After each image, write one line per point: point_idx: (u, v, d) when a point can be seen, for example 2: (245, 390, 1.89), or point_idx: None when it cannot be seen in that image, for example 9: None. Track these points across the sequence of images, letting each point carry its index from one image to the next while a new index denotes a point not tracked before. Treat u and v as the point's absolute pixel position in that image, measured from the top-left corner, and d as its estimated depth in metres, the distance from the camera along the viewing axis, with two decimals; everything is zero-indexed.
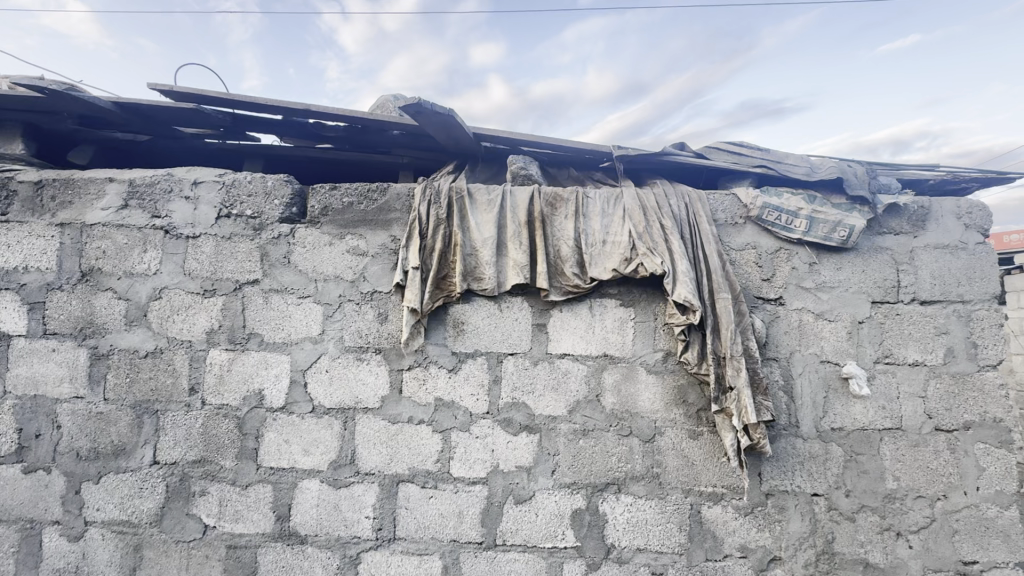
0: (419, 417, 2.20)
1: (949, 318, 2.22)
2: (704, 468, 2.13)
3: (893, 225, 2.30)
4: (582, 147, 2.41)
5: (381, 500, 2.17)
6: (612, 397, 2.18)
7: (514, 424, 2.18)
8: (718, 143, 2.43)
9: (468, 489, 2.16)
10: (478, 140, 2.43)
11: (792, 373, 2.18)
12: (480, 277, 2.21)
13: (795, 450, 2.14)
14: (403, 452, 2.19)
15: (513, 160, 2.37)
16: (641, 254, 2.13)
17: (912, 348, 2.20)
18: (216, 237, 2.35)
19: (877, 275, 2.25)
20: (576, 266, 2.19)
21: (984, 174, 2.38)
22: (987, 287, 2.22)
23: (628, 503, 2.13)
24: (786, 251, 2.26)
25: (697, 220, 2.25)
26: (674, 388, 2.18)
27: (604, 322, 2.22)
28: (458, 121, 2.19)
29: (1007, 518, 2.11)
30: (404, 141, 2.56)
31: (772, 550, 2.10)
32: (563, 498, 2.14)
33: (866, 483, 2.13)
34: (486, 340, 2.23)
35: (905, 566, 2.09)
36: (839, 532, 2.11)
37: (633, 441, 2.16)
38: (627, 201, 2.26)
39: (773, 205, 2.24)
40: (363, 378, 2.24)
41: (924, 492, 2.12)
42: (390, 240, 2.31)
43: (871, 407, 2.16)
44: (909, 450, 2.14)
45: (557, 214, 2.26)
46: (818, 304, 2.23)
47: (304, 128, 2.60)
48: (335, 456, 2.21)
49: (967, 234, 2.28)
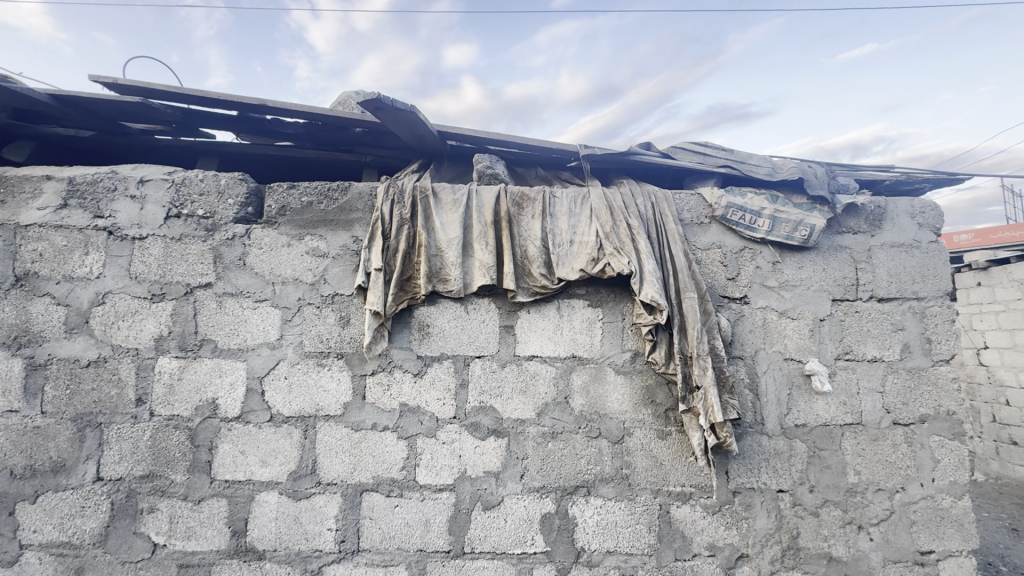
0: (383, 424, 2.13)
1: (905, 315, 2.28)
2: (672, 468, 2.13)
3: (852, 224, 2.35)
4: (548, 146, 2.39)
5: (344, 511, 2.09)
6: (581, 398, 2.16)
7: (481, 429, 2.13)
8: (684, 143, 2.44)
9: (435, 496, 2.10)
10: (443, 139, 2.38)
11: (757, 371, 2.20)
12: (446, 279, 2.15)
13: (761, 448, 2.16)
14: (366, 460, 2.11)
15: (478, 159, 2.33)
16: (608, 254, 2.11)
17: (871, 344, 2.25)
18: (165, 238, 2.23)
19: (837, 274, 2.29)
20: (543, 267, 2.16)
21: (936, 175, 2.46)
22: (940, 284, 2.30)
23: (597, 506, 2.11)
24: (750, 250, 2.28)
25: (663, 220, 2.25)
26: (642, 389, 2.17)
27: (572, 323, 2.20)
28: (421, 118, 2.14)
29: (961, 508, 2.18)
30: (366, 139, 2.48)
31: (739, 548, 2.11)
32: (532, 503, 2.10)
33: (829, 478, 2.16)
34: (452, 344, 2.17)
35: (867, 559, 2.13)
36: (804, 528, 2.13)
37: (602, 442, 2.14)
38: (594, 201, 2.25)
39: (737, 205, 2.26)
40: (324, 384, 2.15)
41: (883, 485, 2.17)
42: (351, 241, 2.23)
43: (833, 403, 2.21)
44: (869, 445, 2.19)
45: (524, 214, 2.23)
46: (782, 303, 2.26)
47: (261, 125, 2.49)
48: (295, 467, 2.11)
49: (921, 233, 2.36)
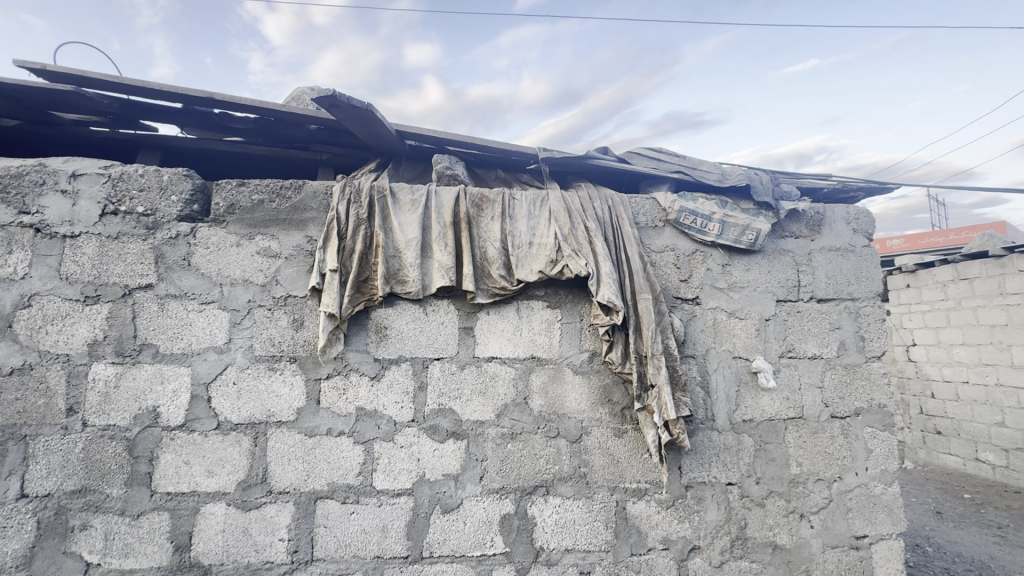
0: (339, 429, 2.08)
1: (842, 314, 2.43)
2: (628, 465, 2.18)
3: (794, 229, 2.48)
4: (508, 148, 2.41)
5: (297, 520, 2.02)
6: (540, 399, 2.18)
7: (440, 431, 2.12)
8: (639, 149, 2.51)
9: (393, 501, 2.06)
10: (401, 138, 2.35)
11: (708, 369, 2.29)
12: (404, 280, 2.12)
13: (711, 443, 2.24)
14: (321, 467, 2.05)
15: (438, 159, 2.31)
16: (566, 256, 2.15)
17: (811, 342, 2.39)
18: (100, 237, 2.09)
19: (781, 276, 2.42)
20: (503, 268, 2.17)
21: (868, 184, 2.64)
22: (871, 285, 2.47)
23: (556, 505, 2.13)
24: (701, 253, 2.37)
25: (619, 222, 2.31)
26: (599, 388, 2.21)
27: (531, 324, 2.22)
28: (378, 117, 2.10)
29: (891, 494, 2.35)
30: (322, 137, 2.42)
31: (692, 540, 2.18)
32: (491, 504, 2.10)
33: (773, 470, 2.28)
34: (411, 346, 2.15)
35: (808, 546, 2.26)
36: (751, 518, 2.24)
37: (560, 442, 2.16)
38: (552, 203, 2.28)
39: (689, 209, 2.34)
40: (276, 389, 2.08)
41: (823, 475, 2.31)
42: (305, 241, 2.17)
43: (778, 399, 2.32)
44: (810, 437, 2.32)
45: (483, 215, 2.23)
46: (731, 303, 2.36)
47: (209, 119, 2.38)
48: (244, 476, 2.03)
49: (855, 238, 2.52)
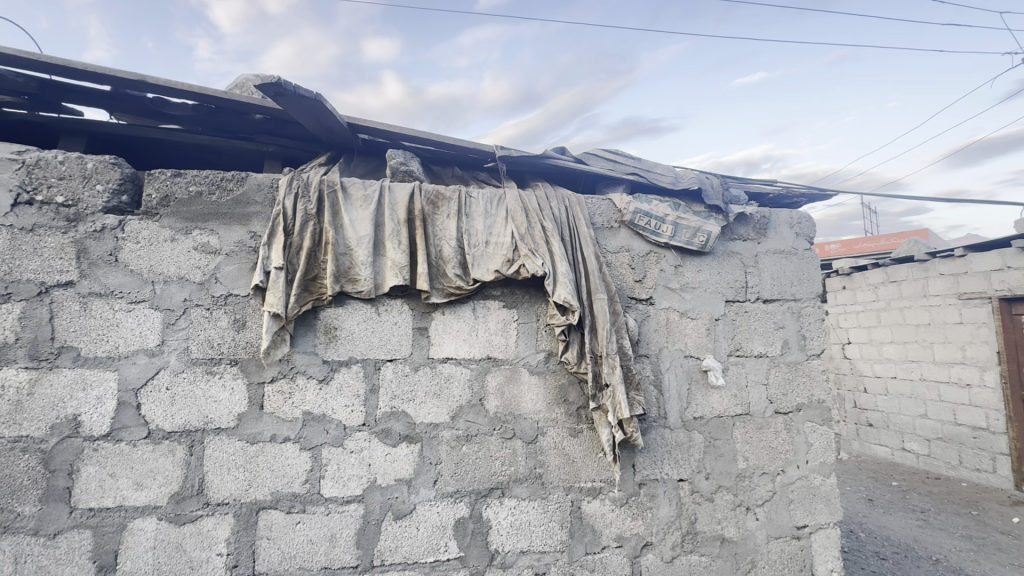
0: (284, 435, 1.97)
1: (785, 314, 2.54)
2: (583, 464, 2.19)
3: (742, 232, 2.57)
4: (465, 145, 2.36)
5: (237, 532, 1.90)
6: (496, 400, 2.15)
7: (392, 435, 2.05)
8: (595, 150, 2.53)
9: (342, 509, 1.98)
10: (353, 132, 2.26)
11: (661, 368, 2.33)
12: (355, 279, 2.04)
13: (664, 440, 2.29)
14: (264, 475, 1.94)
15: (392, 154, 2.24)
16: (522, 255, 2.13)
17: (757, 341, 2.48)
18: (13, 229, 1.89)
19: (730, 277, 2.50)
20: (458, 267, 2.12)
21: (810, 191, 2.77)
22: (812, 287, 2.60)
23: (511, 507, 2.11)
24: (655, 254, 2.41)
25: (576, 223, 2.31)
26: (555, 388, 2.21)
27: (487, 324, 2.19)
28: (328, 108, 2.01)
29: (829, 485, 2.47)
30: (268, 127, 2.29)
31: (644, 537, 2.22)
32: (445, 508, 2.05)
33: (722, 465, 2.35)
34: (362, 347, 2.07)
35: (753, 537, 2.34)
36: (701, 513, 2.29)
37: (516, 443, 2.14)
38: (509, 202, 2.25)
39: (643, 211, 2.38)
40: (214, 394, 1.95)
41: (767, 468, 2.40)
42: (248, 236, 2.05)
43: (726, 396, 2.40)
44: (756, 432, 2.41)
45: (439, 213, 2.18)
46: (683, 303, 2.41)
47: (141, 104, 2.20)
48: (178, 487, 1.89)
49: (798, 241, 2.65)
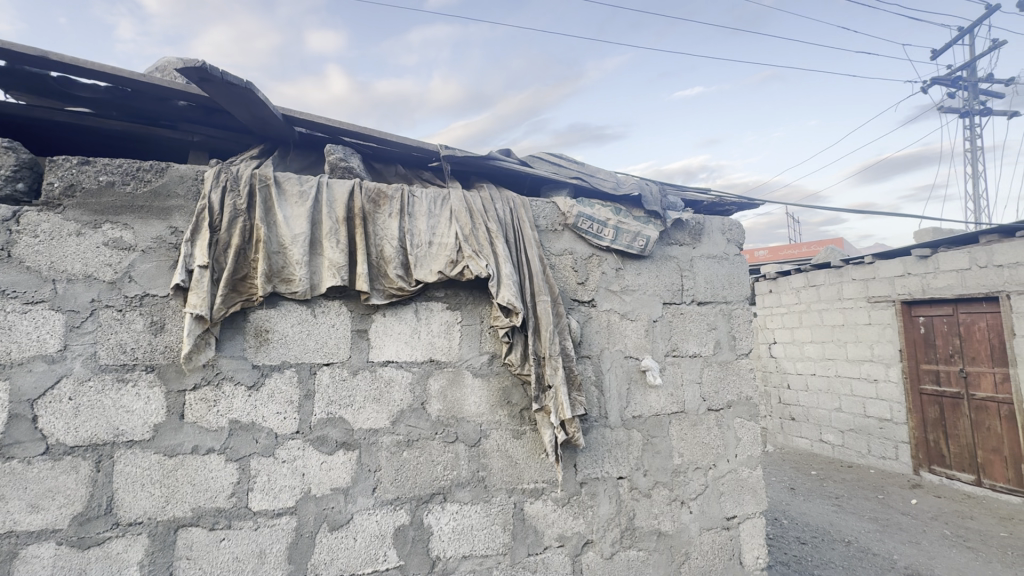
0: (207, 446, 1.84)
1: (717, 316, 2.68)
2: (525, 466, 2.19)
3: (679, 237, 2.68)
4: (409, 143, 2.31)
5: (152, 554, 1.75)
6: (438, 403, 2.12)
7: (328, 443, 1.96)
8: (540, 153, 2.55)
9: (272, 523, 1.87)
10: (288, 124, 2.15)
11: (602, 369, 2.38)
12: (289, 279, 1.94)
13: (605, 439, 2.34)
14: (184, 490, 1.80)
15: (330, 149, 2.15)
16: (466, 256, 2.10)
17: (692, 342, 2.60)
18: None
19: (667, 280, 2.60)
20: (400, 268, 2.07)
21: (740, 200, 2.94)
22: (741, 290, 2.76)
23: (453, 511, 2.07)
24: (597, 257, 2.47)
25: (521, 225, 2.32)
26: (498, 390, 2.20)
27: (430, 326, 2.15)
28: (261, 98, 1.90)
29: (755, 476, 2.63)
30: (193, 115, 2.13)
31: (585, 535, 2.25)
32: (384, 516, 1.99)
33: (659, 461, 2.43)
34: (296, 351, 1.97)
35: (687, 530, 2.44)
36: (639, 508, 2.36)
37: (459, 447, 2.12)
38: (454, 202, 2.22)
39: (586, 214, 2.43)
40: (126, 404, 1.78)
41: (700, 463, 2.52)
42: (168, 232, 1.90)
43: (663, 395, 2.49)
44: (690, 429, 2.52)
45: (380, 212, 2.11)
46: (623, 305, 2.48)
47: (43, 83, 1.96)
48: (81, 508, 1.71)
49: (728, 247, 2.80)
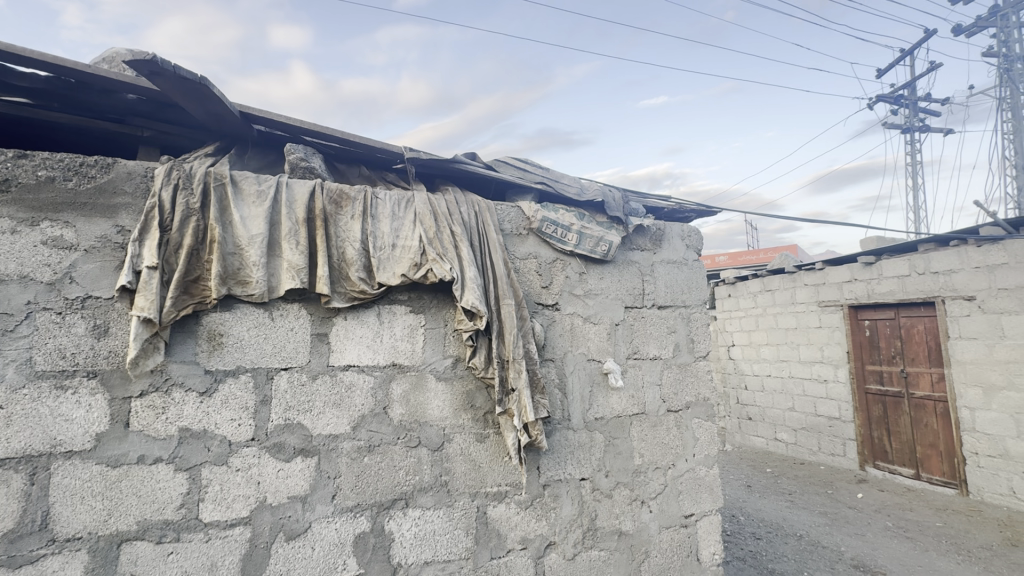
0: (154, 455, 1.75)
1: (677, 319, 2.76)
2: (488, 469, 2.19)
3: (641, 242, 2.75)
4: (372, 144, 2.28)
5: (92, 571, 1.65)
6: (401, 407, 2.09)
7: (286, 450, 1.91)
8: (506, 157, 2.57)
9: (225, 534, 1.80)
10: (246, 122, 2.08)
11: (565, 371, 2.41)
12: (245, 281, 1.88)
13: (568, 441, 2.36)
14: (128, 503, 1.71)
15: (291, 148, 2.10)
16: (430, 260, 2.09)
17: (652, 345, 2.67)
18: None
19: (629, 284, 2.66)
20: (362, 271, 2.04)
21: (699, 207, 3.04)
22: (699, 295, 2.86)
23: (415, 517, 2.05)
24: (561, 261, 2.50)
25: (485, 229, 2.33)
26: (462, 394, 2.20)
27: (393, 330, 2.12)
28: (216, 94, 1.83)
29: (711, 475, 2.72)
30: (144, 109, 2.04)
31: (548, 537, 2.27)
32: (344, 524, 1.95)
33: (620, 462, 2.48)
34: (252, 355, 1.91)
35: (647, 529, 2.50)
36: (601, 509, 2.40)
37: (421, 451, 2.10)
38: (418, 205, 2.21)
39: (550, 219, 2.46)
40: (65, 412, 1.68)
41: (660, 463, 2.58)
42: (115, 230, 1.81)
43: (625, 397, 2.54)
44: (650, 430, 2.58)
45: (342, 214, 2.08)
46: (586, 309, 2.52)
47: None
48: (12, 524, 1.59)
49: (687, 253, 2.90)
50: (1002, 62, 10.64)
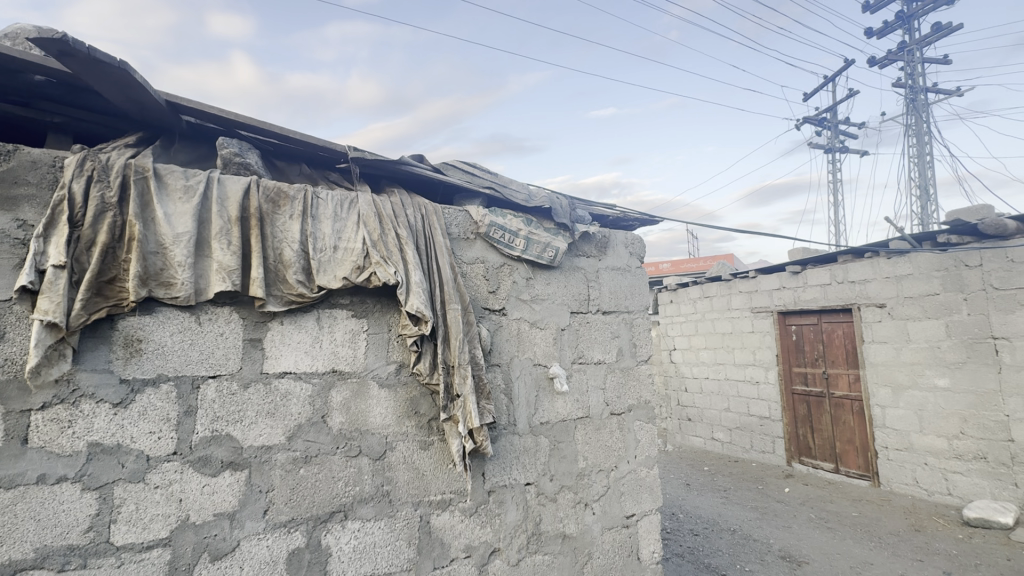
0: (58, 474, 1.59)
1: (620, 324, 2.84)
2: (432, 477, 2.15)
3: (586, 249, 2.81)
4: (314, 142, 2.20)
5: None
6: (341, 416, 2.01)
7: (212, 463, 1.79)
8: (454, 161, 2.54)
9: (140, 558, 1.65)
10: (174, 112, 1.95)
11: (511, 377, 2.41)
12: (169, 283, 1.75)
13: (513, 447, 2.36)
14: (24, 528, 1.53)
15: (223, 142, 1.98)
16: (374, 263, 2.03)
17: (597, 349, 2.72)
18: None
19: (575, 290, 2.71)
20: (301, 273, 1.95)
21: (643, 216, 3.15)
22: (641, 301, 2.96)
23: (355, 530, 1.97)
24: (508, 266, 2.51)
25: (432, 232, 2.29)
26: (406, 401, 2.15)
27: (333, 335, 2.04)
28: (140, 81, 1.70)
29: (652, 475, 2.81)
30: (53, 93, 1.85)
31: (492, 543, 2.25)
32: (276, 541, 1.84)
33: (565, 466, 2.51)
34: (176, 363, 1.78)
35: (590, 531, 2.54)
36: (545, 513, 2.42)
37: (362, 461, 2.02)
38: (362, 206, 2.15)
39: (498, 224, 2.46)
40: None
41: (603, 465, 2.64)
42: (14, 225, 1.63)
43: (570, 401, 2.58)
44: (594, 433, 2.64)
45: (280, 213, 1.98)
46: (533, 314, 2.54)
47: None
48: None
49: (631, 260, 2.99)
50: (909, 92, 11.78)
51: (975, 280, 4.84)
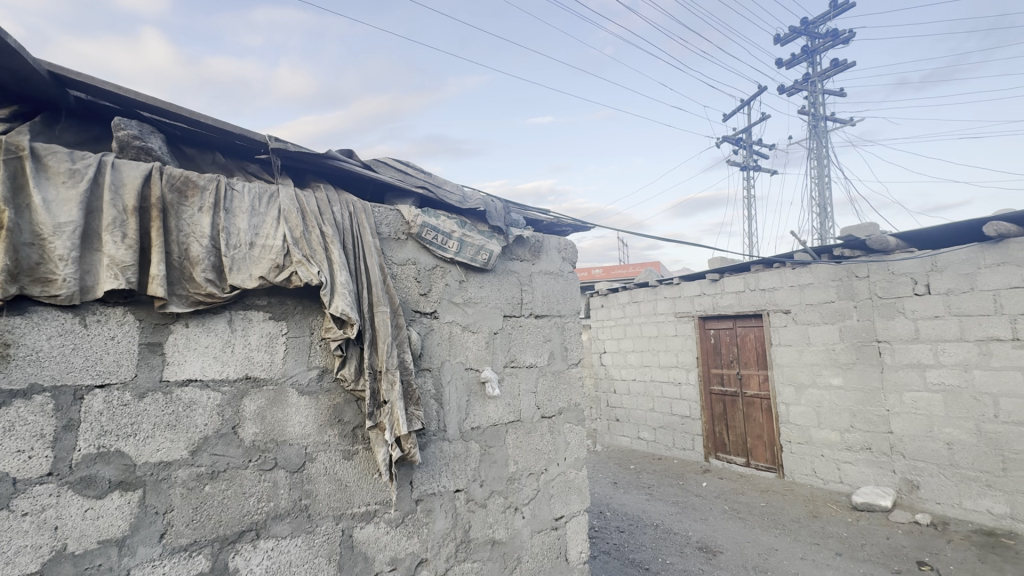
0: None
1: (552, 328, 2.87)
2: (355, 488, 2.05)
3: (520, 253, 2.83)
4: (229, 129, 2.02)
5: None
6: (254, 426, 1.86)
7: (98, 484, 1.58)
8: (385, 158, 2.45)
9: None
10: (59, 85, 1.71)
11: (442, 381, 2.35)
12: (48, 279, 1.53)
13: (442, 453, 2.31)
14: None
15: (120, 123, 1.77)
16: (295, 262, 1.90)
17: (529, 353, 2.74)
18: None
19: (508, 294, 2.71)
20: (210, 271, 1.78)
21: (575, 222, 3.22)
22: (572, 304, 3.02)
23: (268, 549, 1.83)
24: (440, 269, 2.46)
25: (360, 231, 2.19)
26: (328, 408, 2.03)
27: (247, 339, 1.89)
28: (15, 46, 1.47)
29: (580, 476, 2.86)
30: None
31: (419, 554, 2.18)
32: (174, 567, 1.66)
33: (495, 471, 2.49)
34: (54, 371, 1.56)
35: (519, 535, 2.53)
36: (474, 519, 2.38)
37: (277, 474, 1.88)
38: (283, 201, 2.00)
39: (431, 225, 2.40)
40: None
41: (533, 469, 2.65)
42: None
43: (501, 405, 2.57)
44: (525, 437, 2.64)
45: (187, 205, 1.80)
46: (465, 317, 2.50)
47: None
48: None
49: (563, 264, 3.04)
50: (810, 119, 13.06)
51: (864, 290, 5.42)
